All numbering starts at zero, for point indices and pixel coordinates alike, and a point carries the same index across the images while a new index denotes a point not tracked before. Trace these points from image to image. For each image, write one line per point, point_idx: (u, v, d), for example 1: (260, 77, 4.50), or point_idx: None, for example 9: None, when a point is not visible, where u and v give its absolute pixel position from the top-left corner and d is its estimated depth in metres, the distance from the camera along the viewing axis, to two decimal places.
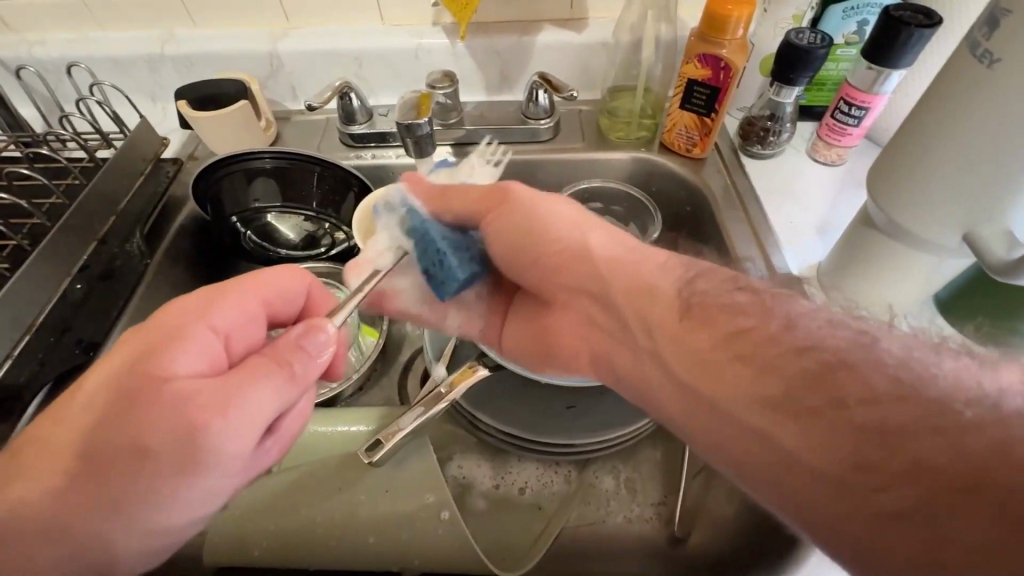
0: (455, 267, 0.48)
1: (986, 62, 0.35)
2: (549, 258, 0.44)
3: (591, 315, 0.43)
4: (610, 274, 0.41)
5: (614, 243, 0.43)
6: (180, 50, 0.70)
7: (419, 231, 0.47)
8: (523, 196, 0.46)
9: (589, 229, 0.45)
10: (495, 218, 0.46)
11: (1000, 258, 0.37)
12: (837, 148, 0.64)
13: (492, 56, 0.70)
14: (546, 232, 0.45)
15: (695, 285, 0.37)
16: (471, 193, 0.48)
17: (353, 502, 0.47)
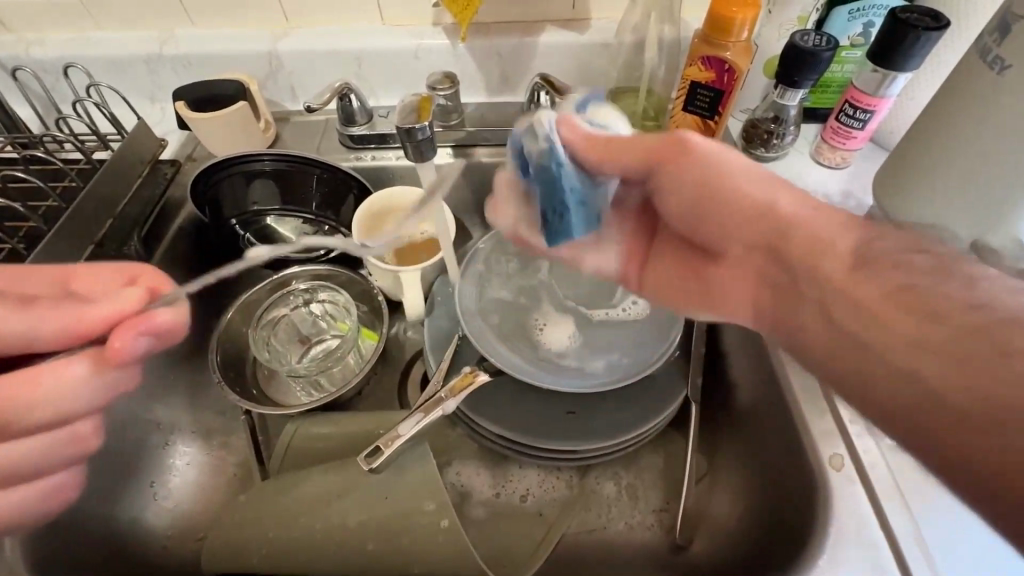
0: (579, 222, 0.40)
1: (996, 68, 0.35)
2: (698, 199, 0.39)
3: (754, 264, 0.38)
4: (773, 206, 0.37)
5: (765, 182, 0.38)
6: (179, 50, 0.69)
7: (567, 167, 0.38)
8: (698, 146, 0.39)
9: (754, 180, 0.38)
10: (663, 171, 0.40)
11: (1008, 266, 0.37)
12: (841, 152, 0.63)
13: (494, 57, 0.70)
14: (722, 180, 0.38)
15: (868, 244, 0.34)
16: (636, 150, 0.39)
17: (352, 509, 0.47)
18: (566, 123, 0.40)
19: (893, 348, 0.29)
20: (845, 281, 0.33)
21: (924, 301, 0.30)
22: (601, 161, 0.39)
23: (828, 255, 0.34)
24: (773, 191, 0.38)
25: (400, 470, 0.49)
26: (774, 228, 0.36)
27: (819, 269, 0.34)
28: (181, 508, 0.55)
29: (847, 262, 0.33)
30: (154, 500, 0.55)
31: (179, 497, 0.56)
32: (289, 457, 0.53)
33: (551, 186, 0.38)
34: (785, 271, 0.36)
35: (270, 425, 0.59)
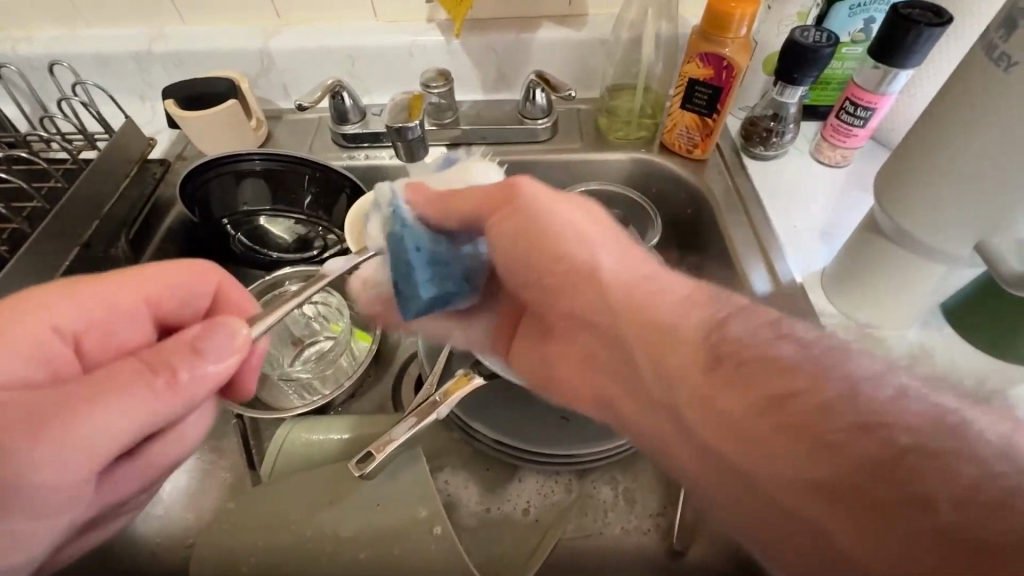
0: (425, 281, 0.43)
1: (1003, 65, 0.34)
2: (535, 249, 0.37)
3: (587, 349, 0.36)
4: (615, 299, 0.33)
5: (622, 252, 0.36)
6: (168, 48, 0.68)
7: (408, 231, 0.43)
8: (532, 195, 0.38)
9: (613, 248, 0.37)
10: (495, 225, 0.38)
11: (1010, 269, 0.36)
12: (841, 150, 0.62)
13: (489, 54, 0.69)
14: (539, 237, 0.37)
15: (732, 319, 0.30)
16: (476, 193, 0.40)
17: (343, 517, 0.46)
18: (414, 187, 0.45)
19: (723, 424, 0.26)
20: (712, 392, 0.27)
21: (749, 373, 0.27)
22: (440, 224, 0.43)
23: (652, 310, 0.32)
24: (591, 240, 0.37)
25: (392, 475, 0.48)
26: (638, 277, 0.34)
27: (665, 372, 0.29)
28: (171, 514, 0.55)
29: (691, 347, 0.29)
30: (143, 507, 0.54)
31: (169, 503, 0.55)
32: (280, 462, 0.52)
33: (402, 274, 0.44)
34: (611, 352, 0.34)
35: (262, 429, 0.58)
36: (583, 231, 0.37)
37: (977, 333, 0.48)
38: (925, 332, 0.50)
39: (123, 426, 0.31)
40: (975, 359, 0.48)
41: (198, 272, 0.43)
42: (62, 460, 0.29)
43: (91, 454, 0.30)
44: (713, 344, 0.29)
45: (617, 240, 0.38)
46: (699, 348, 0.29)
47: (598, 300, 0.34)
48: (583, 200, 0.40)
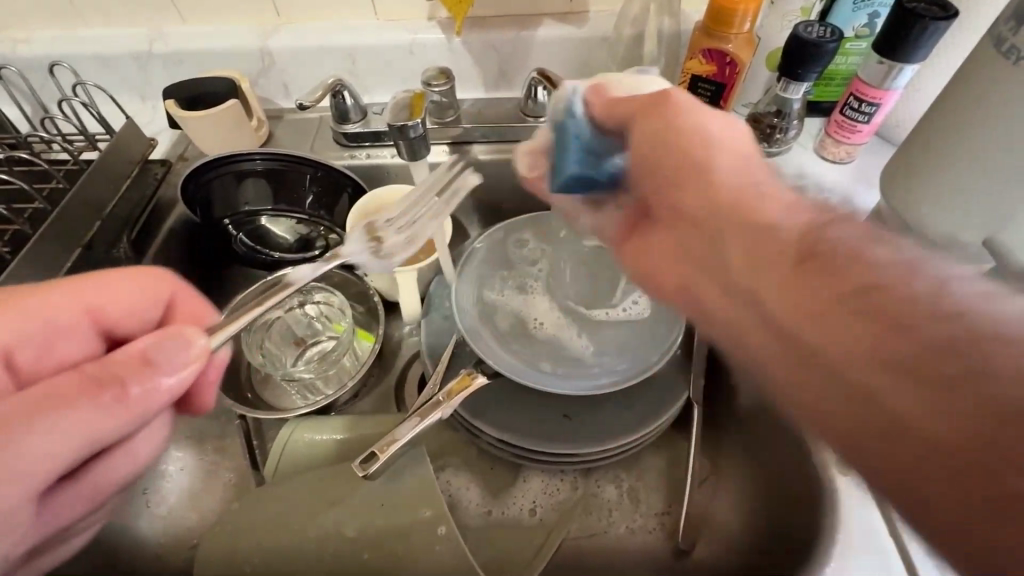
0: (578, 158, 0.41)
1: (1012, 58, 0.33)
2: (676, 143, 0.32)
3: (678, 242, 0.32)
4: (677, 132, 0.32)
5: (745, 158, 0.32)
6: (169, 48, 0.68)
7: (577, 125, 0.41)
8: (681, 104, 0.33)
9: (736, 160, 0.32)
10: (671, 120, 0.33)
11: (1018, 266, 0.36)
12: (846, 146, 0.61)
13: (490, 51, 0.68)
14: (696, 153, 0.32)
15: (817, 248, 0.26)
16: (624, 104, 0.37)
17: (346, 518, 0.46)
18: (597, 88, 0.41)
19: (839, 346, 0.24)
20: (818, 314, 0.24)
21: (881, 304, 0.23)
22: (606, 119, 0.39)
23: (768, 223, 0.28)
24: (755, 178, 0.31)
25: (396, 476, 0.48)
26: (736, 190, 0.30)
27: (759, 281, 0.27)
28: (175, 515, 0.55)
29: (784, 255, 0.27)
30: (147, 508, 0.54)
31: (172, 504, 0.55)
32: (283, 462, 0.52)
33: (562, 137, 0.41)
34: (701, 234, 0.31)
35: (265, 430, 0.58)
36: (743, 166, 0.31)
37: None
38: None
39: (61, 450, 0.29)
40: None
41: (149, 278, 0.42)
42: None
43: (31, 480, 0.28)
44: (806, 244, 0.27)
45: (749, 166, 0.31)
46: (794, 260, 0.26)
47: (704, 208, 0.30)
48: (737, 119, 0.34)
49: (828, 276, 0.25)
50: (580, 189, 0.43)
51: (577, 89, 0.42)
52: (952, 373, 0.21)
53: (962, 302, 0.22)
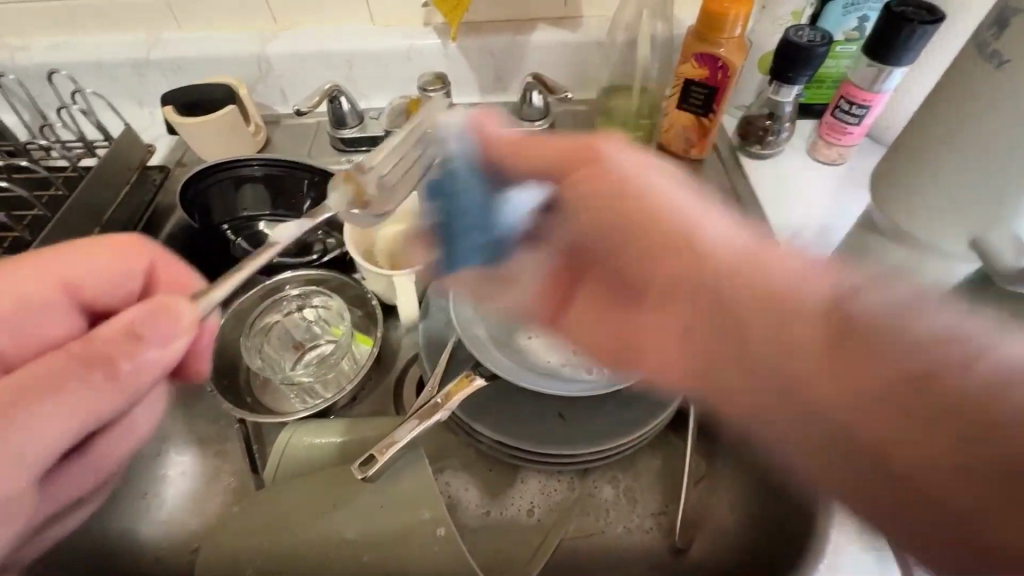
0: (471, 252, 0.42)
1: (994, 62, 0.34)
2: (620, 202, 0.36)
3: (687, 323, 0.33)
4: (711, 262, 0.32)
5: (676, 199, 0.35)
6: (167, 55, 0.68)
7: (465, 175, 0.40)
8: (614, 155, 0.38)
9: (719, 223, 0.34)
10: (571, 183, 0.39)
11: (1008, 264, 0.35)
12: (837, 147, 0.62)
13: (486, 56, 0.69)
14: (652, 202, 0.35)
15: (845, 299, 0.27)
16: (554, 150, 0.40)
17: (346, 521, 0.46)
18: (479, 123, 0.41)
19: (864, 400, 0.25)
20: (825, 365, 0.27)
21: (864, 347, 0.26)
22: (502, 165, 0.41)
23: (763, 282, 0.30)
24: (699, 214, 0.35)
25: (395, 478, 0.49)
26: (743, 253, 0.31)
27: (783, 361, 0.28)
28: (176, 519, 0.55)
29: (813, 329, 0.27)
30: (148, 512, 0.55)
31: (173, 508, 0.55)
32: (283, 466, 0.52)
33: (448, 229, 0.41)
34: (718, 331, 0.31)
35: (264, 434, 0.58)
36: (701, 207, 0.35)
37: None
38: None
39: (55, 434, 0.28)
40: None
41: (122, 246, 0.40)
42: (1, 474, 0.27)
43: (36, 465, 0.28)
44: (832, 321, 0.27)
45: (712, 211, 0.36)
46: (816, 327, 0.28)
47: (691, 281, 0.33)
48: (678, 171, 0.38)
49: (867, 361, 0.25)
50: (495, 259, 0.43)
51: (457, 134, 0.41)
52: (941, 406, 0.23)
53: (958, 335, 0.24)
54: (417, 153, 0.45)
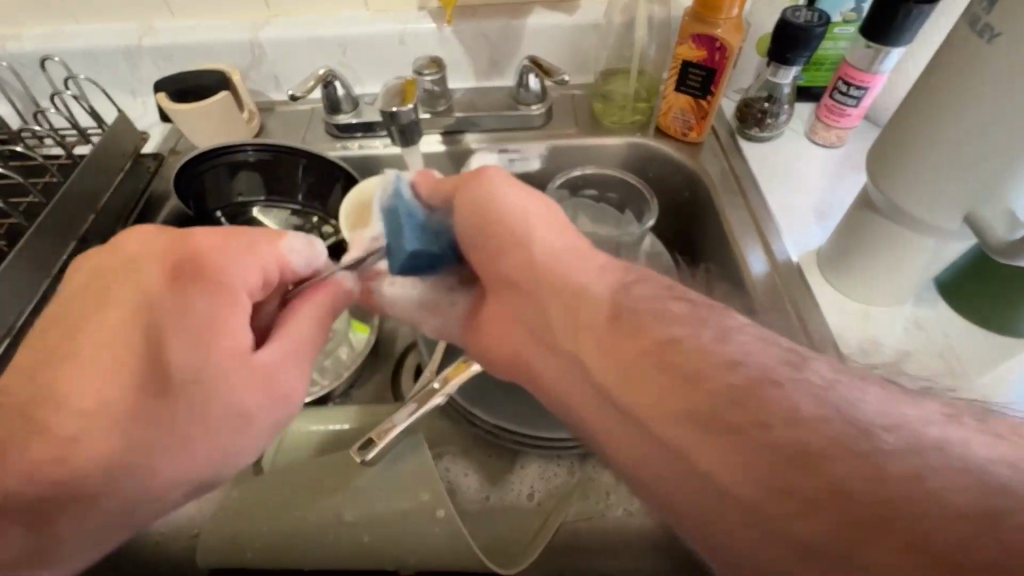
0: (409, 238, 0.46)
1: (986, 36, 0.34)
2: (501, 212, 0.40)
3: (528, 331, 0.36)
4: (551, 276, 0.35)
5: (531, 206, 0.40)
6: (159, 42, 0.68)
7: (404, 206, 0.47)
8: (494, 175, 0.42)
9: (556, 229, 0.38)
10: (462, 192, 0.43)
11: (1001, 238, 0.37)
12: (836, 130, 0.62)
13: (481, 40, 0.68)
14: (499, 218, 0.39)
15: (636, 284, 0.33)
16: (452, 178, 0.46)
17: (344, 504, 0.46)
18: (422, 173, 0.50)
19: (616, 367, 0.30)
20: (604, 347, 0.31)
21: (639, 326, 0.30)
22: (429, 197, 0.48)
23: (575, 294, 0.34)
24: (530, 214, 0.39)
25: (396, 462, 0.49)
26: (569, 253, 0.37)
27: (572, 337, 0.32)
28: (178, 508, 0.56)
29: (601, 315, 0.32)
30: None
31: None
32: (283, 451, 0.53)
33: (394, 233, 0.47)
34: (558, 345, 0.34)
35: None
36: (551, 222, 0.39)
37: (974, 308, 0.49)
38: (921, 308, 0.51)
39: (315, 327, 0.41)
40: (969, 332, 0.49)
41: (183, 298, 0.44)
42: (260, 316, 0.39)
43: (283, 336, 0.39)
44: (618, 306, 0.32)
45: (558, 219, 0.39)
46: (602, 307, 0.32)
47: (524, 274, 0.37)
48: (553, 203, 0.41)
49: (635, 333, 0.30)
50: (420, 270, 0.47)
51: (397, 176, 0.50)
52: (753, 414, 0.24)
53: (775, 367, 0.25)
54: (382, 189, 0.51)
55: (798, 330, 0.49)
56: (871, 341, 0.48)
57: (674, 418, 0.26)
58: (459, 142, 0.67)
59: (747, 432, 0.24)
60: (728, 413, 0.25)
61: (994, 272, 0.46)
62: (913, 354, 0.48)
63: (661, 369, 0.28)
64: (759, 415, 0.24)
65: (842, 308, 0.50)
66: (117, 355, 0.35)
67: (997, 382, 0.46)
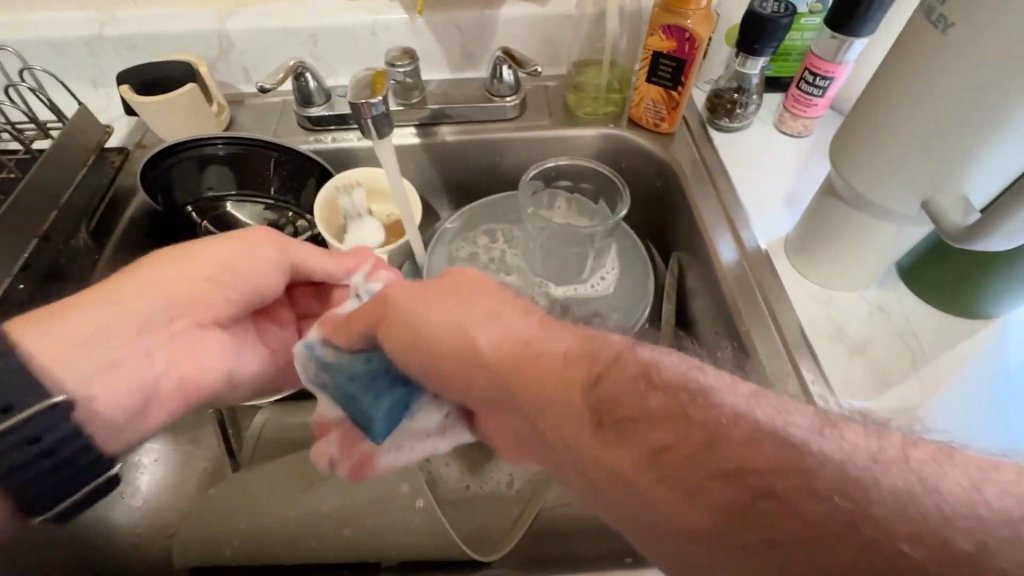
0: (384, 412, 0.41)
1: (940, 27, 0.35)
2: (436, 359, 0.36)
3: (512, 424, 0.35)
4: (496, 372, 0.34)
5: (456, 321, 0.35)
6: (122, 32, 0.66)
7: (335, 370, 0.43)
8: (399, 296, 0.39)
9: (481, 313, 0.36)
10: (383, 337, 0.39)
11: (956, 223, 0.38)
12: (803, 119, 0.63)
13: (454, 31, 0.68)
14: (426, 339, 0.36)
15: (606, 374, 0.31)
16: (357, 323, 0.41)
17: (323, 496, 0.48)
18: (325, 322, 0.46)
19: (613, 470, 0.30)
20: (595, 450, 0.30)
21: (628, 431, 0.29)
22: (346, 341, 0.42)
23: (526, 368, 0.33)
24: (463, 322, 0.35)
25: None
26: (519, 344, 0.34)
27: (568, 437, 0.31)
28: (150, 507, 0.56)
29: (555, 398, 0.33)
30: (122, 500, 0.55)
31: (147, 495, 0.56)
32: (259, 448, 0.56)
33: (355, 404, 0.42)
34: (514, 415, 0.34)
35: (238, 418, 0.59)
36: (466, 301, 0.36)
37: (930, 291, 0.51)
38: (882, 292, 0.53)
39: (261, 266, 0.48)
40: (928, 315, 0.51)
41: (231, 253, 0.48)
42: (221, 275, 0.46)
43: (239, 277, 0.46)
44: (595, 406, 0.31)
45: (494, 306, 0.36)
46: (582, 412, 0.31)
47: (492, 384, 0.34)
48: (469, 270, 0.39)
49: (626, 441, 0.29)
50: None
51: (309, 348, 0.44)
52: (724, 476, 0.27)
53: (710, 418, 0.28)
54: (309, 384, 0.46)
55: (766, 316, 0.50)
56: (835, 324, 0.50)
57: (642, 479, 0.28)
58: (433, 135, 0.67)
59: (728, 499, 0.26)
60: (703, 485, 0.27)
61: (947, 259, 0.49)
62: (875, 335, 0.50)
63: (655, 475, 0.28)
64: (731, 467, 0.26)
65: (808, 293, 0.52)
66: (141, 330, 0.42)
67: (952, 363, 0.48)
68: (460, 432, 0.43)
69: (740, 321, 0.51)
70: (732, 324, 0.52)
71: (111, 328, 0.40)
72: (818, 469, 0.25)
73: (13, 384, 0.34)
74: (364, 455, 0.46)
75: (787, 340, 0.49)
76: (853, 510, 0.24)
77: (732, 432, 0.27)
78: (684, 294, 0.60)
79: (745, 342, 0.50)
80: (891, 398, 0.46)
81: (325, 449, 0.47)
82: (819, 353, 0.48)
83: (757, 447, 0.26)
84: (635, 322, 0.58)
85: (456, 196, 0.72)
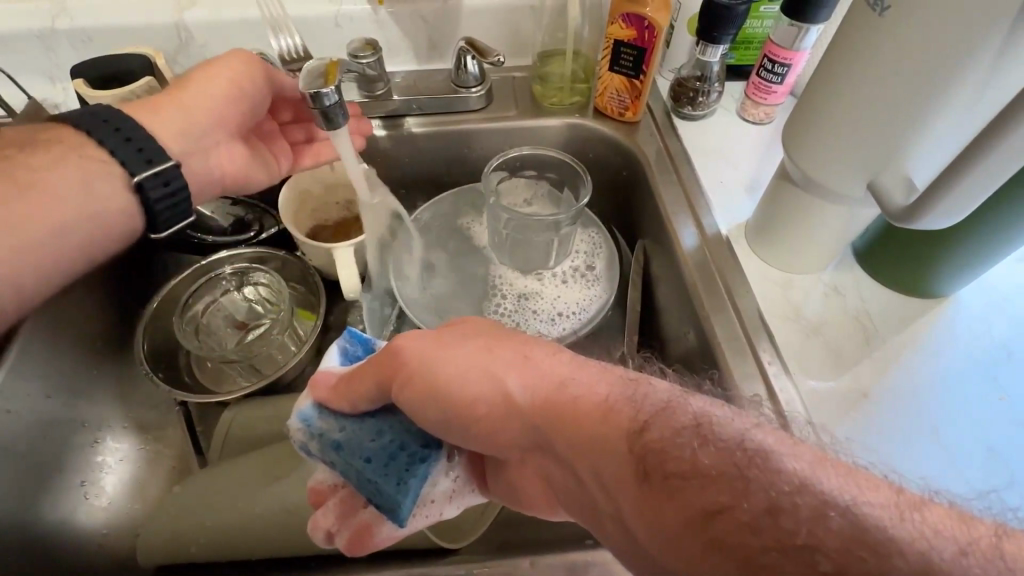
0: (403, 498, 0.39)
1: (878, 10, 0.35)
2: (226, 130, 0.51)
3: (549, 471, 0.37)
4: (541, 424, 0.35)
5: (183, 134, 0.48)
6: (75, 25, 0.64)
7: (345, 451, 0.40)
8: (412, 350, 0.38)
9: (512, 363, 0.36)
10: (398, 392, 0.38)
11: (899, 204, 0.39)
12: (764, 107, 0.64)
13: (419, 23, 0.68)
14: (449, 395, 0.36)
15: (653, 422, 0.32)
16: (370, 377, 0.40)
17: (287, 491, 0.48)
18: (319, 386, 0.44)
19: (655, 526, 0.30)
20: (638, 503, 0.31)
21: (676, 488, 0.30)
22: (355, 405, 0.41)
23: (566, 416, 0.34)
24: (490, 367, 0.36)
25: None
26: (554, 388, 0.35)
27: (607, 485, 0.32)
28: (117, 505, 0.56)
29: (605, 459, 0.32)
30: (86, 501, 0.55)
31: (114, 495, 0.56)
32: (227, 445, 0.55)
33: (374, 488, 0.39)
34: (556, 467, 0.36)
35: (206, 415, 0.59)
36: (490, 349, 0.37)
37: (883, 272, 0.53)
38: (839, 274, 0.54)
39: (248, 72, 0.50)
40: (880, 292, 0.53)
41: (238, 70, 0.50)
42: (213, 87, 0.49)
43: (222, 111, 0.50)
44: (639, 455, 0.31)
45: (523, 351, 0.37)
46: (629, 463, 0.31)
47: (530, 429, 0.36)
48: (482, 322, 0.40)
49: (676, 500, 0.29)
50: (361, 348, 0.48)
51: (310, 424, 0.42)
52: (766, 542, 0.27)
53: (722, 450, 0.30)
54: (308, 455, 0.44)
55: (725, 300, 0.51)
56: (792, 307, 0.52)
57: (677, 541, 0.29)
58: (399, 126, 0.66)
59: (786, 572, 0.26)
60: (761, 559, 0.26)
61: (915, 247, 0.49)
62: (829, 315, 0.51)
63: (705, 542, 0.28)
64: (766, 510, 0.27)
65: (767, 278, 0.53)
66: (179, 118, 0.48)
67: (907, 344, 0.50)
68: (468, 493, 0.44)
69: (700, 306, 0.51)
70: (692, 309, 0.53)
71: (184, 127, 0.48)
72: (807, 482, 0.28)
73: (148, 145, 0.45)
74: (363, 525, 0.42)
75: (746, 324, 0.50)
76: (847, 531, 0.26)
77: (798, 506, 0.27)
78: (650, 282, 0.61)
79: (703, 325, 0.51)
80: (849, 380, 0.48)
81: (322, 520, 0.43)
82: (774, 334, 0.50)
83: (775, 473, 0.28)
84: (598, 310, 0.59)
85: (424, 188, 0.72)
